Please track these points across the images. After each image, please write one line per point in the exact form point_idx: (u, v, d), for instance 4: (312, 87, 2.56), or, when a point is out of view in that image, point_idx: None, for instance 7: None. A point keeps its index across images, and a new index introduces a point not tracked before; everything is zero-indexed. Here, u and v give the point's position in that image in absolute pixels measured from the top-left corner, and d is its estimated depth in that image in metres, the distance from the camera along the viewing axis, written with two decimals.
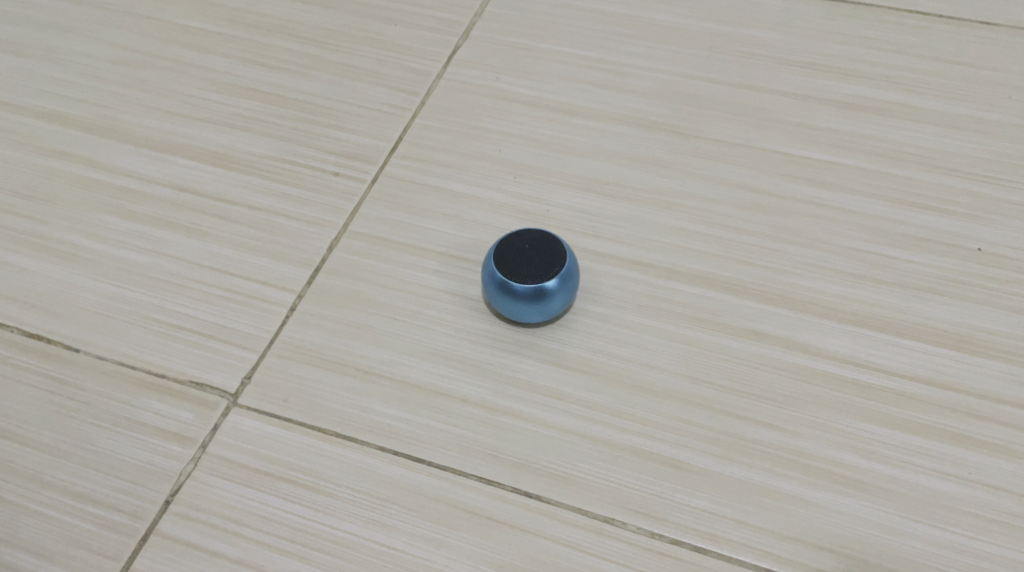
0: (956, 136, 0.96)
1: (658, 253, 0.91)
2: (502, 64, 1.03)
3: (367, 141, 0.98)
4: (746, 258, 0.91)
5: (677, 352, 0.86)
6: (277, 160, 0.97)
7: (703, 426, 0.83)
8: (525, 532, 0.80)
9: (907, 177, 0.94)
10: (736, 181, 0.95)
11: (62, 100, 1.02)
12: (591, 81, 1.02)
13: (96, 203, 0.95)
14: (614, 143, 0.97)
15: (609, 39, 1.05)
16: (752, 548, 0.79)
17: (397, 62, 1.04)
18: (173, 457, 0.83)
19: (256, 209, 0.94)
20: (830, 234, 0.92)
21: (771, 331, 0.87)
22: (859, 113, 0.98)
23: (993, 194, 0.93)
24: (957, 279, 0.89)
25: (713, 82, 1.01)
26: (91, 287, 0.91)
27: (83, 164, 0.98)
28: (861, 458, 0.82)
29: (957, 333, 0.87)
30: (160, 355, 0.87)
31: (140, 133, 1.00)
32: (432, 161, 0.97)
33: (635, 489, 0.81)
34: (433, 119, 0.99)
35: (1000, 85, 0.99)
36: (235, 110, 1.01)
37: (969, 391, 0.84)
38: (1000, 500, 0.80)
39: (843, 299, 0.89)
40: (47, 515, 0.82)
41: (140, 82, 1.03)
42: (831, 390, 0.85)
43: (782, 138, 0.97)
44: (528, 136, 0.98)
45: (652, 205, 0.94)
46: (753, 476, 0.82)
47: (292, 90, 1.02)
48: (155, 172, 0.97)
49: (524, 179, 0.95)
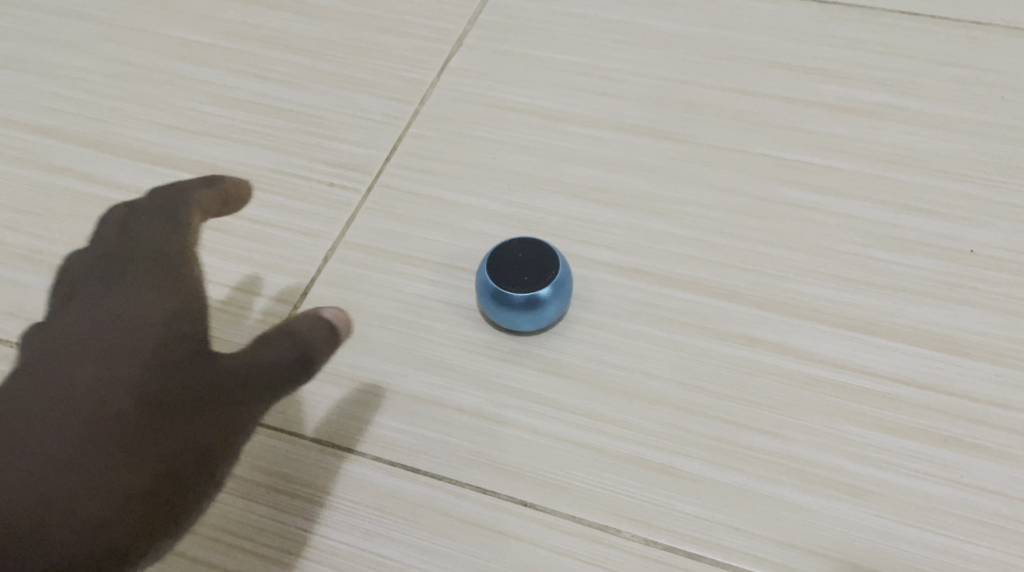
0: (950, 138, 0.97)
1: (651, 259, 0.92)
2: (496, 72, 1.03)
3: (362, 151, 0.99)
4: (740, 264, 0.91)
5: (672, 359, 0.87)
6: (273, 172, 0.98)
7: (696, 432, 0.84)
8: (520, 540, 0.81)
9: (900, 179, 0.95)
10: (729, 187, 0.95)
11: (58, 114, 1.03)
12: (584, 88, 1.02)
13: (92, 218, 0.96)
14: (607, 150, 0.98)
15: (603, 46, 1.05)
16: (746, 554, 0.80)
17: (391, 71, 1.04)
18: None
19: (251, 221, 0.95)
20: (823, 238, 0.92)
21: (765, 337, 0.88)
22: (852, 115, 0.99)
23: (985, 195, 0.93)
24: (948, 281, 0.89)
25: (706, 87, 1.01)
26: None
27: (80, 178, 0.98)
28: (855, 463, 0.83)
29: (951, 336, 0.87)
30: None
31: (136, 146, 1.00)
32: (427, 170, 0.97)
33: (629, 496, 0.82)
34: (428, 128, 1.00)
35: (993, 86, 0.99)
36: (229, 121, 1.01)
37: (963, 394, 0.85)
38: (994, 504, 0.81)
39: (836, 304, 0.89)
40: None
41: (135, 95, 1.04)
42: (823, 395, 0.85)
43: (775, 142, 0.97)
44: (522, 144, 0.99)
45: (645, 212, 0.94)
46: (746, 482, 0.82)
47: (286, 100, 1.02)
48: (152, 186, 0.98)
49: (518, 187, 0.96)
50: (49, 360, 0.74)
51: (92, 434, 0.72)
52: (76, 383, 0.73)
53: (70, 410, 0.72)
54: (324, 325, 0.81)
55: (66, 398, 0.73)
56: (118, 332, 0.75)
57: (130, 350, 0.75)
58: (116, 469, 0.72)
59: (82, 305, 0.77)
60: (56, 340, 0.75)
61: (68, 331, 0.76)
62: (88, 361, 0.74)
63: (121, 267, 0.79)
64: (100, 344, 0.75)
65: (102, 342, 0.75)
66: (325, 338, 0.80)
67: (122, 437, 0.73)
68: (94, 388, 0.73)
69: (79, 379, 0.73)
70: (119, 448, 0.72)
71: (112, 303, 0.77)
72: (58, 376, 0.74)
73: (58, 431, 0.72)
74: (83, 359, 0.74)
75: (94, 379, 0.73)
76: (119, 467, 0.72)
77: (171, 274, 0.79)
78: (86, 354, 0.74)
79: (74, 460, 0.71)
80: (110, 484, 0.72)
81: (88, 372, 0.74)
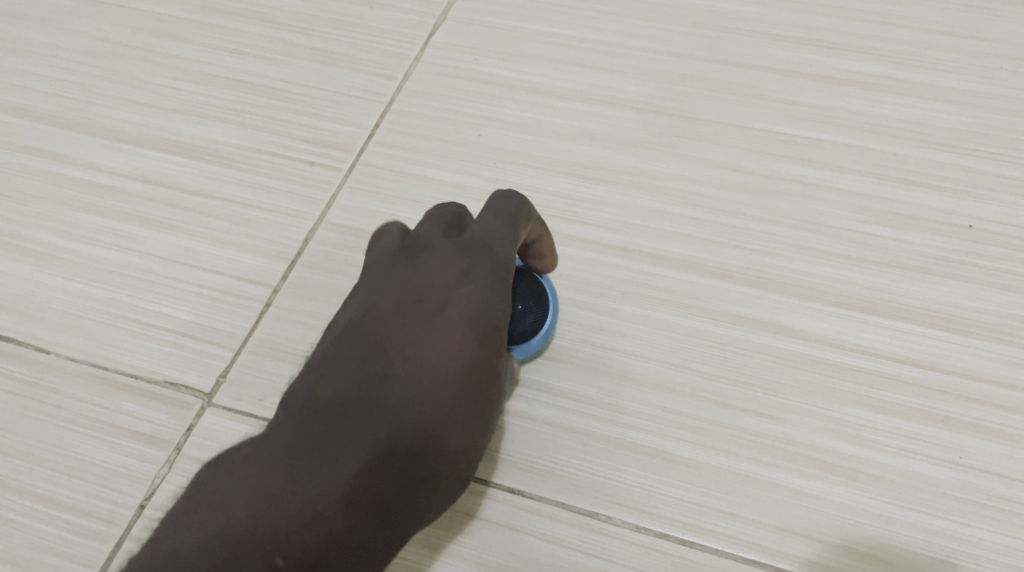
0: (949, 110, 0.92)
1: (641, 237, 0.89)
2: (480, 45, 0.99)
3: (343, 128, 0.96)
4: (733, 241, 0.89)
5: (663, 340, 0.85)
6: (252, 151, 0.95)
7: (687, 415, 0.83)
8: (508, 529, 0.81)
9: (898, 153, 0.91)
10: (723, 162, 0.92)
11: (28, 93, 1.00)
12: (571, 61, 0.97)
13: (65, 200, 0.94)
14: (596, 125, 0.94)
15: (590, 16, 0.99)
16: (738, 539, 0.79)
17: (371, 45, 0.99)
18: (147, 460, 0.83)
19: (229, 202, 0.93)
20: (820, 214, 0.89)
21: (758, 316, 0.86)
22: (851, 88, 0.94)
23: (986, 169, 0.90)
24: (947, 258, 0.87)
25: (697, 60, 0.96)
26: (61, 287, 0.90)
27: (52, 159, 0.96)
28: (851, 445, 0.81)
29: (950, 314, 0.85)
30: (133, 354, 0.87)
31: (109, 125, 0.97)
32: (410, 148, 0.94)
33: (619, 481, 0.82)
34: (411, 104, 0.96)
35: (993, 56, 0.94)
36: (205, 99, 0.98)
37: (963, 373, 0.83)
38: (993, 486, 0.80)
39: (833, 282, 0.87)
40: (20, 522, 0.82)
41: (106, 72, 1.00)
42: (819, 375, 0.83)
43: (770, 116, 0.93)
44: (508, 119, 0.95)
45: (637, 189, 0.91)
46: (738, 465, 0.81)
47: (263, 77, 0.99)
48: (126, 166, 0.95)
49: (505, 164, 0.93)
50: (428, 330, 0.73)
51: (460, 415, 0.72)
52: (448, 360, 0.73)
53: (452, 385, 0.72)
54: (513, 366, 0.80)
55: (449, 368, 0.72)
56: (487, 319, 0.74)
57: (493, 336, 0.74)
58: (478, 450, 0.73)
59: (439, 270, 0.75)
60: (424, 310, 0.74)
61: (440, 297, 0.74)
62: (468, 332, 0.73)
63: (473, 242, 0.76)
64: (468, 322, 0.74)
65: (465, 319, 0.74)
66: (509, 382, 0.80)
67: (481, 419, 0.73)
68: (472, 367, 0.73)
69: (462, 353, 0.73)
70: (476, 431, 0.73)
71: (479, 279, 0.75)
72: (430, 354, 0.73)
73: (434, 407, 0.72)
74: (454, 334, 0.73)
75: (465, 359, 0.73)
76: (480, 444, 0.73)
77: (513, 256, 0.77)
78: (464, 328, 0.74)
79: (449, 438, 0.72)
80: (468, 462, 0.73)
81: (474, 351, 0.73)
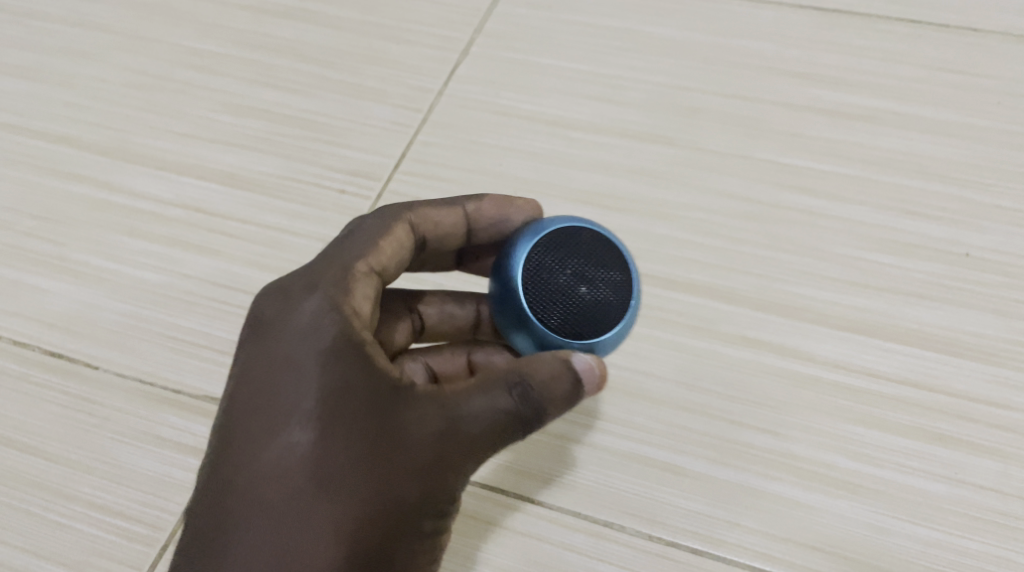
0: (947, 143, 0.97)
1: (654, 263, 0.94)
2: (501, 79, 1.04)
3: (371, 158, 1.01)
4: (741, 267, 0.93)
5: (675, 360, 0.90)
6: (286, 179, 1.00)
7: (697, 431, 0.88)
8: (528, 536, 0.86)
9: (899, 184, 0.96)
10: (731, 192, 0.97)
11: (73, 122, 1.05)
12: (587, 94, 1.03)
13: (111, 224, 0.99)
14: (611, 156, 0.99)
15: (606, 52, 1.05)
16: (746, 548, 0.84)
17: (398, 79, 1.05)
18: (190, 469, 0.89)
19: (265, 227, 0.98)
20: (824, 242, 0.94)
21: (765, 338, 0.90)
22: (853, 122, 0.99)
23: (981, 199, 0.94)
24: (945, 283, 0.91)
25: (708, 94, 1.02)
26: (107, 307, 0.95)
27: (97, 186, 1.01)
28: (853, 460, 0.86)
29: (948, 337, 0.89)
30: (176, 370, 0.92)
31: (150, 154, 1.03)
32: (435, 177, 1.00)
33: (633, 493, 0.86)
34: (436, 135, 1.02)
35: (989, 91, 0.99)
36: (241, 130, 1.03)
37: (958, 394, 0.87)
38: (988, 500, 0.84)
39: (836, 306, 0.91)
40: (70, 527, 0.88)
41: (147, 103, 1.06)
42: (822, 394, 0.88)
43: (777, 148, 0.98)
44: (528, 149, 1.00)
45: (650, 217, 0.96)
46: (747, 478, 0.86)
47: (295, 109, 1.04)
48: (167, 193, 1.00)
49: (525, 193, 0.98)
50: (255, 424, 0.76)
51: (311, 492, 0.74)
52: (280, 446, 0.75)
53: (287, 465, 0.74)
54: (564, 371, 0.77)
55: (284, 452, 0.75)
56: (306, 387, 0.76)
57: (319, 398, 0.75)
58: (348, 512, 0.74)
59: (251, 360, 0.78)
60: (247, 404, 0.76)
61: (255, 383, 0.77)
62: (289, 408, 0.75)
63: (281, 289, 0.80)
64: (286, 399, 0.76)
65: (282, 396, 0.76)
66: (562, 395, 0.77)
67: (337, 484, 0.74)
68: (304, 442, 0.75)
69: (288, 433, 0.75)
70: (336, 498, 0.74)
71: (291, 344, 0.77)
72: (261, 447, 0.75)
73: (268, 491, 0.74)
74: (277, 420, 0.75)
75: (295, 437, 0.75)
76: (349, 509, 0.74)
77: (355, 273, 0.80)
78: (275, 401, 0.76)
79: (311, 520, 0.74)
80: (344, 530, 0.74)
81: (301, 424, 0.75)
